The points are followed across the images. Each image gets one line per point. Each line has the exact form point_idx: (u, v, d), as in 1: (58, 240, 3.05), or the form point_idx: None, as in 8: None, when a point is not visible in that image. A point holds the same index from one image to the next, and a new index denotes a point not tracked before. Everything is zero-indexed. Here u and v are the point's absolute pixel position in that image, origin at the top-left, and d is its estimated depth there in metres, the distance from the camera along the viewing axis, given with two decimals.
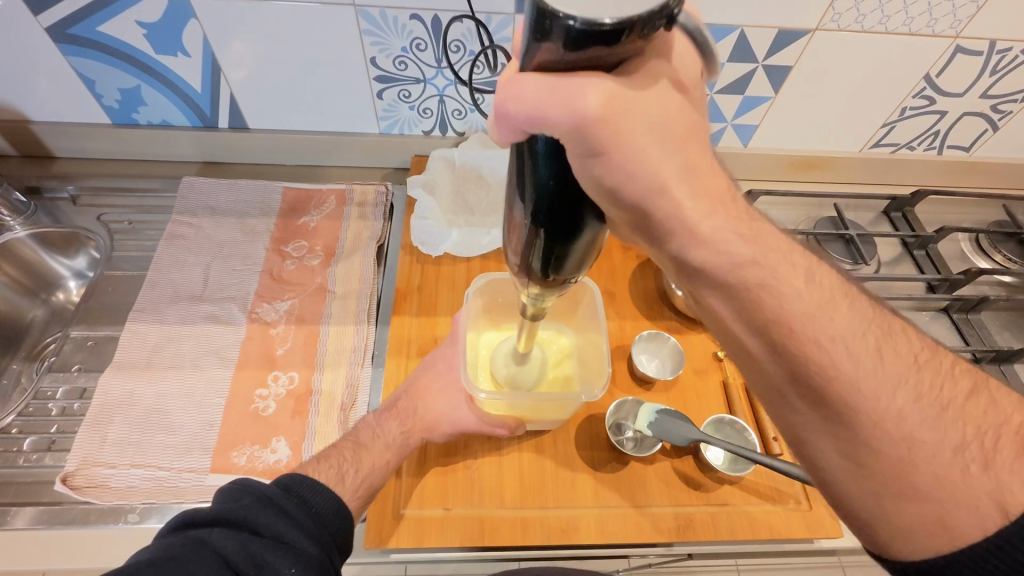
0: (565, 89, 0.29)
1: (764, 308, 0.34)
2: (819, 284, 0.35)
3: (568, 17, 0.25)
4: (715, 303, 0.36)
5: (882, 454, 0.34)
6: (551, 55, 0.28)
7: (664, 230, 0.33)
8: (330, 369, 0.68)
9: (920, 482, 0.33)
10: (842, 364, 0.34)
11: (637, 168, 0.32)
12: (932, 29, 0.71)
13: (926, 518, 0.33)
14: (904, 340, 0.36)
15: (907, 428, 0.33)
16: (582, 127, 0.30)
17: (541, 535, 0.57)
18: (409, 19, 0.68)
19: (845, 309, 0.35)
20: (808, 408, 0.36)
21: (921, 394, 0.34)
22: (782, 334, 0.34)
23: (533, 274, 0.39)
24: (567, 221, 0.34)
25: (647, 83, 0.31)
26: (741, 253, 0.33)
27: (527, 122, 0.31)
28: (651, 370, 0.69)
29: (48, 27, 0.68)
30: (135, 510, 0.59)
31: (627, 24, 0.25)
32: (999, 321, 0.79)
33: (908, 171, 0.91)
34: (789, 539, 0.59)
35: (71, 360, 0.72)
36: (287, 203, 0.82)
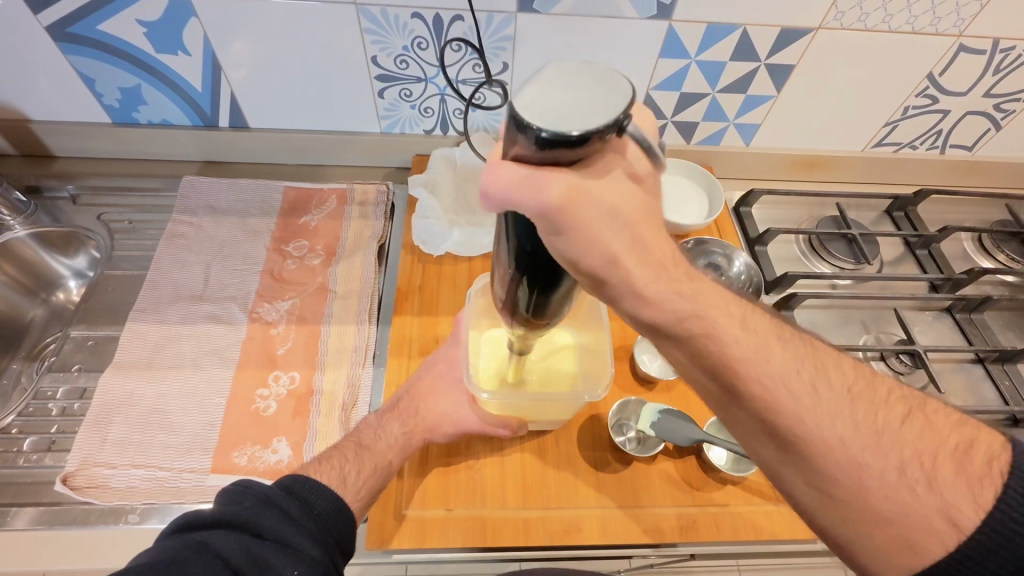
0: (534, 180, 0.30)
1: (708, 353, 0.37)
2: (753, 328, 0.38)
3: (540, 129, 0.27)
4: (672, 351, 0.38)
5: (836, 484, 0.35)
6: (524, 150, 0.29)
7: (613, 293, 0.36)
8: (331, 368, 0.67)
9: (877, 507, 0.34)
10: (782, 400, 0.36)
11: (592, 247, 0.34)
12: (936, 27, 0.70)
13: (887, 540, 0.34)
14: (837, 371, 0.38)
15: (852, 456, 0.35)
16: (548, 214, 0.31)
17: (543, 535, 0.57)
18: (411, 17, 0.68)
19: (778, 348, 0.37)
20: (763, 441, 0.38)
21: (859, 421, 0.36)
22: (725, 376, 0.37)
23: (515, 312, 0.41)
24: (545, 280, 0.36)
25: (606, 174, 0.32)
26: (680, 309, 0.36)
27: (500, 204, 0.32)
28: (654, 369, 0.67)
29: (48, 26, 0.67)
30: (135, 511, 0.58)
31: (590, 135, 0.27)
32: (1002, 320, 0.79)
33: (911, 170, 0.91)
34: (793, 540, 0.59)
35: (71, 360, 0.71)
36: (288, 202, 0.82)
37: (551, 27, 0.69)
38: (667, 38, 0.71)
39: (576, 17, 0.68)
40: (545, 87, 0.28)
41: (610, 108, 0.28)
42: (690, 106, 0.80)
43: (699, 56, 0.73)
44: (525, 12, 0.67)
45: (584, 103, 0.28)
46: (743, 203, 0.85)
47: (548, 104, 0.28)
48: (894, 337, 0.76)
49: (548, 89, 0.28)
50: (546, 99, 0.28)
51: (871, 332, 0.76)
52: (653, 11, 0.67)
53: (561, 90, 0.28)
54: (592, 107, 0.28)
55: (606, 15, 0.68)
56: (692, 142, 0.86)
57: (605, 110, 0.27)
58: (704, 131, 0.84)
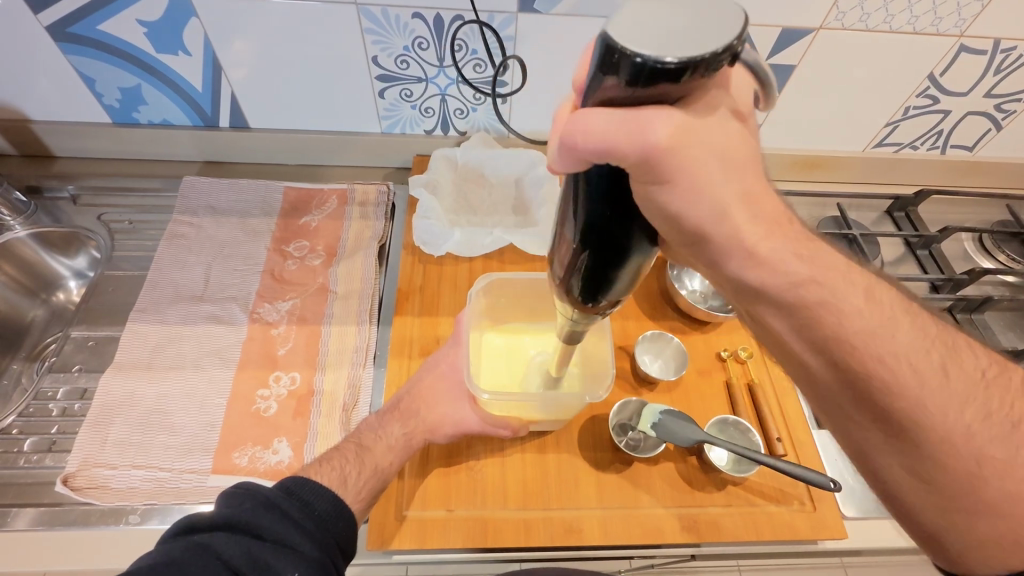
0: (633, 120, 0.29)
1: (826, 325, 0.37)
2: (880, 302, 0.38)
3: (636, 53, 0.26)
4: (774, 320, 0.38)
5: (950, 474, 0.37)
6: (617, 90, 0.28)
7: (719, 253, 0.36)
8: (331, 369, 0.67)
9: (990, 495, 0.36)
10: (913, 385, 0.36)
11: (703, 199, 0.33)
12: (937, 27, 0.70)
13: (995, 528, 0.36)
14: (964, 356, 0.39)
15: (979, 446, 0.36)
16: (649, 156, 0.30)
17: (544, 536, 0.57)
18: (411, 18, 0.68)
19: (906, 328, 0.38)
20: (875, 427, 0.38)
21: (989, 411, 0.37)
22: (849, 356, 0.37)
23: (573, 292, 0.38)
24: (621, 245, 0.34)
25: (710, 113, 0.32)
26: (796, 272, 0.36)
27: (592, 155, 0.30)
28: (655, 370, 0.68)
29: (48, 26, 0.67)
30: (136, 511, 0.58)
31: (690, 61, 0.26)
32: (1003, 321, 0.79)
33: (912, 170, 0.91)
34: (795, 540, 0.59)
35: (71, 361, 0.71)
36: (288, 202, 0.82)
37: (551, 27, 0.69)
38: None
39: (577, 17, 0.68)
40: (646, 15, 0.27)
41: (714, 36, 0.26)
42: None
43: None
44: (526, 12, 0.67)
45: (689, 30, 0.26)
46: None
47: (647, 29, 0.26)
48: None
49: (646, 18, 0.27)
50: (642, 26, 0.27)
51: None
52: None
53: (663, 18, 0.27)
54: (695, 33, 0.26)
55: (606, 15, 0.68)
56: None
57: (709, 36, 0.26)
58: None
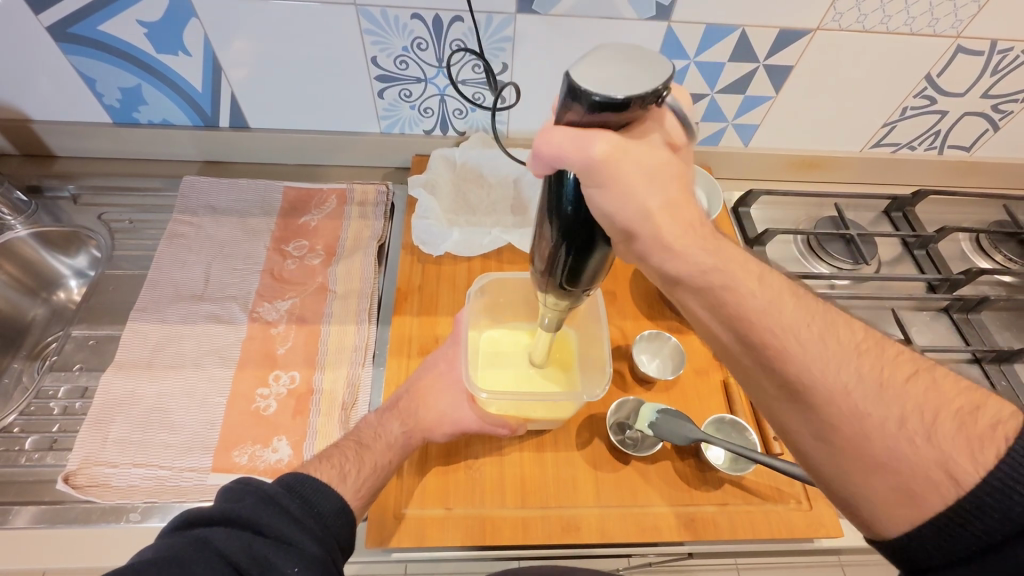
0: (583, 138, 0.34)
1: (726, 305, 0.38)
2: (769, 284, 0.39)
3: (591, 93, 0.31)
4: (694, 305, 0.40)
5: (836, 433, 0.35)
6: (574, 114, 0.33)
7: (641, 248, 0.39)
8: (331, 368, 0.68)
9: (877, 455, 0.34)
10: (791, 349, 0.37)
11: (629, 203, 0.36)
12: (934, 28, 0.70)
13: (890, 490, 0.34)
14: (847, 328, 0.38)
15: (855, 406, 0.35)
16: (593, 168, 0.34)
17: (542, 533, 0.57)
18: (410, 18, 0.68)
19: (791, 301, 0.39)
20: (773, 392, 0.38)
21: (865, 374, 0.36)
22: (740, 325, 0.38)
23: (550, 285, 0.43)
24: (582, 242, 0.39)
25: (645, 138, 0.36)
26: (702, 262, 0.39)
27: (551, 162, 0.36)
28: (652, 370, 0.69)
29: (48, 26, 0.68)
30: (136, 509, 0.59)
31: (632, 100, 0.31)
32: (999, 320, 0.79)
33: (910, 171, 0.91)
34: (790, 539, 0.59)
35: (72, 360, 0.72)
36: (288, 202, 0.82)
37: (550, 28, 0.69)
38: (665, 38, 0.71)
39: (575, 18, 0.68)
40: (599, 57, 0.32)
41: (653, 79, 0.31)
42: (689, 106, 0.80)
43: (698, 56, 0.73)
44: (524, 13, 0.68)
45: (631, 74, 0.31)
46: (741, 203, 0.85)
47: (599, 72, 0.31)
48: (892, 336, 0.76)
49: (598, 60, 0.32)
50: (595, 69, 0.31)
51: None
52: (652, 12, 0.68)
53: (613, 61, 0.31)
54: (638, 76, 0.31)
55: (605, 17, 0.68)
56: None
57: (649, 79, 0.31)
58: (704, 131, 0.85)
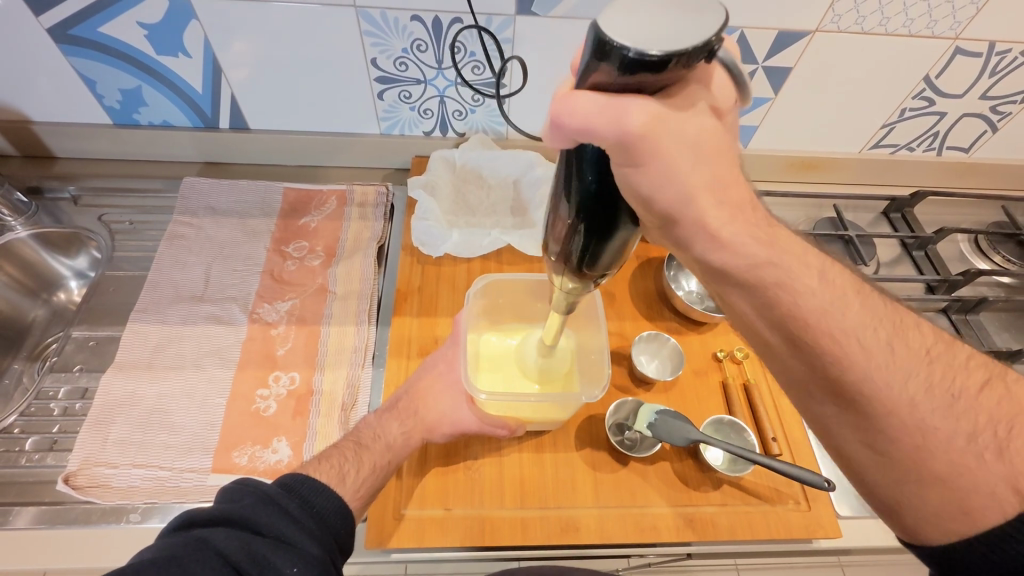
0: (616, 107, 0.33)
1: (781, 304, 0.37)
2: (831, 281, 0.39)
3: (627, 49, 0.29)
4: (740, 302, 0.39)
5: (897, 442, 0.36)
6: (606, 75, 0.32)
7: (684, 234, 0.38)
8: (330, 369, 0.68)
9: (937, 467, 0.35)
10: (857, 357, 0.36)
11: (670, 183, 0.36)
12: (932, 30, 0.71)
13: (946, 502, 0.34)
14: (916, 334, 0.38)
15: (922, 417, 0.35)
16: (627, 141, 0.33)
17: (540, 534, 0.57)
18: (409, 20, 0.68)
19: (857, 306, 0.38)
20: (826, 397, 0.38)
21: (934, 384, 0.36)
22: (797, 329, 0.37)
23: (567, 270, 0.42)
24: (604, 220, 0.37)
25: (686, 106, 0.35)
26: (754, 253, 0.37)
27: (577, 133, 0.34)
28: (651, 371, 0.69)
29: (48, 28, 0.68)
30: (136, 510, 0.59)
31: (674, 56, 0.29)
32: (998, 321, 0.80)
33: (908, 172, 0.91)
34: (788, 539, 0.60)
35: (72, 360, 0.72)
36: (287, 203, 0.82)
37: (549, 29, 0.70)
38: None
39: (573, 20, 0.69)
40: (634, 11, 0.31)
41: (694, 33, 0.30)
42: None
43: None
44: (524, 15, 0.68)
45: (673, 29, 0.30)
46: None
47: (635, 26, 0.30)
48: None
49: (634, 13, 0.30)
50: (632, 23, 0.30)
51: None
52: None
53: (653, 16, 0.30)
54: (678, 30, 0.30)
55: None
56: None
57: (692, 34, 0.30)
58: None
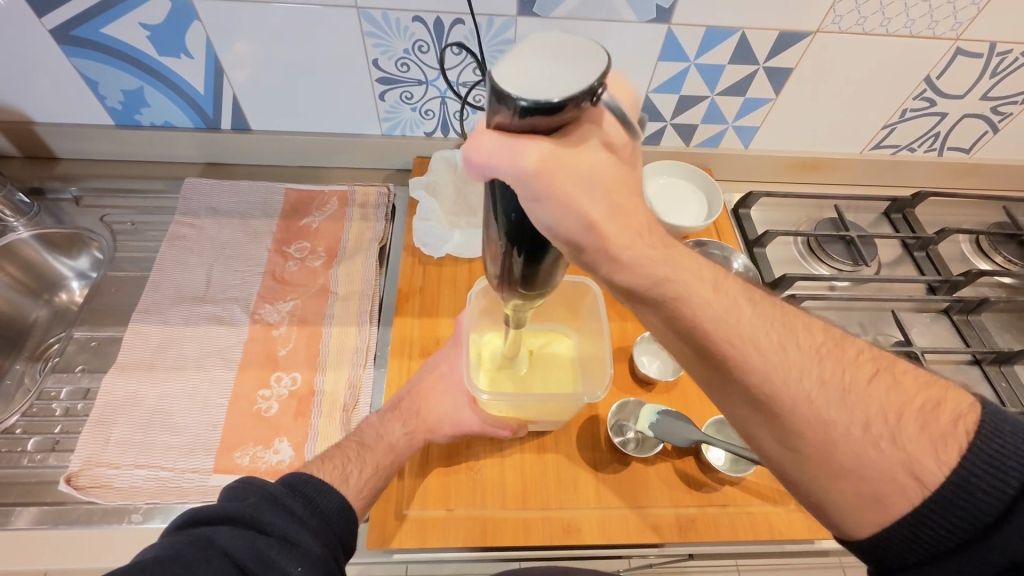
0: (512, 147, 0.32)
1: (682, 315, 0.38)
2: (724, 290, 0.39)
3: (518, 99, 0.30)
4: (651, 318, 0.40)
5: (803, 441, 0.36)
6: (504, 118, 0.32)
7: (591, 259, 0.37)
8: (332, 369, 0.68)
9: (843, 461, 0.35)
10: (752, 358, 0.36)
11: (568, 215, 0.35)
12: (933, 30, 0.71)
13: (854, 495, 0.34)
14: (806, 332, 0.38)
15: (820, 413, 0.35)
16: (526, 180, 0.33)
17: (543, 535, 0.57)
18: (412, 21, 0.68)
19: (749, 309, 0.38)
20: (739, 400, 0.38)
21: (827, 379, 0.36)
22: (700, 338, 0.38)
23: (509, 291, 0.43)
24: (531, 248, 0.38)
25: (582, 144, 0.34)
26: (654, 274, 0.37)
27: (482, 171, 0.34)
28: (653, 371, 0.68)
29: (51, 28, 0.68)
30: (138, 510, 0.59)
31: (565, 103, 0.29)
32: (999, 322, 0.80)
33: (910, 172, 0.91)
34: (791, 540, 0.59)
35: (74, 361, 0.72)
36: (290, 203, 0.82)
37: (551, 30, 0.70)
38: (665, 41, 0.71)
39: (575, 21, 0.69)
40: (525, 60, 0.31)
41: (583, 77, 0.30)
42: (689, 108, 0.80)
43: (697, 59, 0.74)
44: (525, 16, 0.68)
45: (562, 74, 0.30)
46: (742, 205, 0.85)
47: (526, 77, 0.30)
48: (892, 338, 0.76)
49: (526, 63, 0.31)
50: (523, 73, 0.30)
51: (869, 333, 0.76)
52: (652, 14, 0.68)
53: (542, 63, 0.30)
54: (568, 75, 0.30)
55: (605, 19, 0.68)
56: (691, 144, 0.86)
57: (582, 76, 0.30)
58: (704, 133, 0.85)
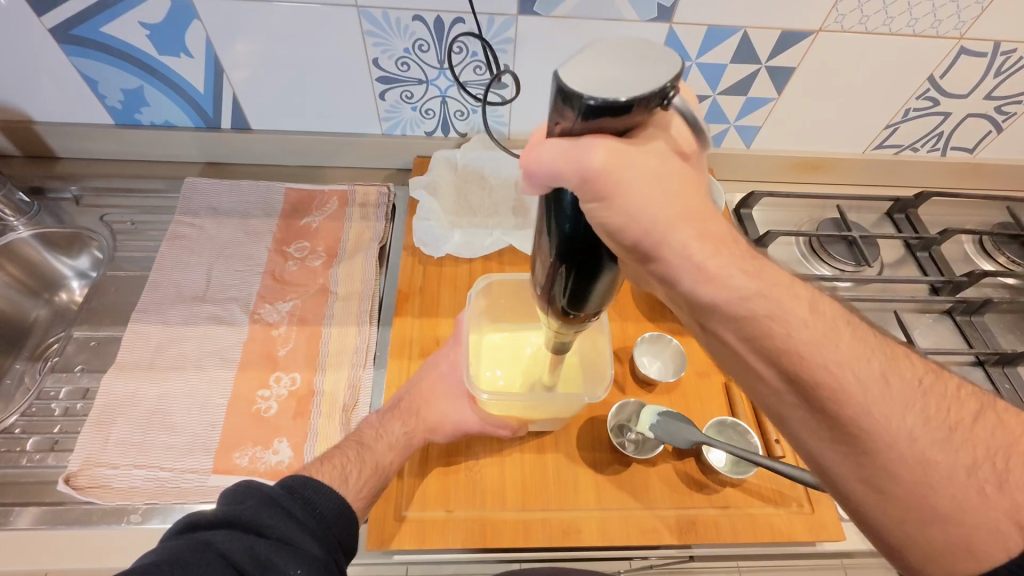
0: (579, 147, 0.33)
1: (773, 336, 0.36)
2: (821, 312, 0.37)
3: (588, 98, 0.30)
4: (725, 333, 0.37)
5: (898, 480, 0.35)
6: (573, 122, 0.32)
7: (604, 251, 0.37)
8: (332, 369, 0.68)
9: (940, 505, 0.34)
10: (852, 390, 0.35)
11: (637, 213, 0.35)
12: (936, 29, 0.70)
13: (949, 542, 0.34)
14: (907, 364, 0.37)
15: (921, 452, 0.34)
16: (589, 178, 0.33)
17: (543, 537, 0.57)
18: (412, 20, 0.68)
19: (848, 337, 0.37)
20: (822, 434, 0.37)
21: (930, 416, 0.35)
22: (791, 364, 0.36)
23: (549, 304, 0.43)
24: (586, 266, 0.38)
25: (648, 145, 0.35)
26: (743, 287, 0.35)
27: (549, 177, 0.35)
28: (654, 372, 0.69)
29: (51, 28, 0.68)
30: (137, 511, 0.59)
31: (635, 102, 0.30)
32: (1003, 323, 0.79)
33: (913, 172, 0.91)
34: (792, 541, 0.59)
35: (73, 361, 0.72)
36: (289, 203, 0.82)
37: (552, 30, 0.69)
38: (668, 40, 0.71)
39: (578, 20, 0.68)
40: (600, 59, 0.31)
41: (656, 78, 0.30)
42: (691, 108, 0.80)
43: (699, 58, 0.73)
44: (526, 15, 0.68)
45: (632, 74, 0.30)
46: (744, 204, 0.85)
47: (596, 73, 0.30)
48: (894, 339, 0.76)
49: (602, 60, 0.31)
50: (594, 71, 0.30)
51: None
52: (653, 14, 0.68)
53: (614, 63, 0.30)
54: (643, 73, 0.30)
55: (606, 18, 0.68)
56: None
57: (653, 76, 0.30)
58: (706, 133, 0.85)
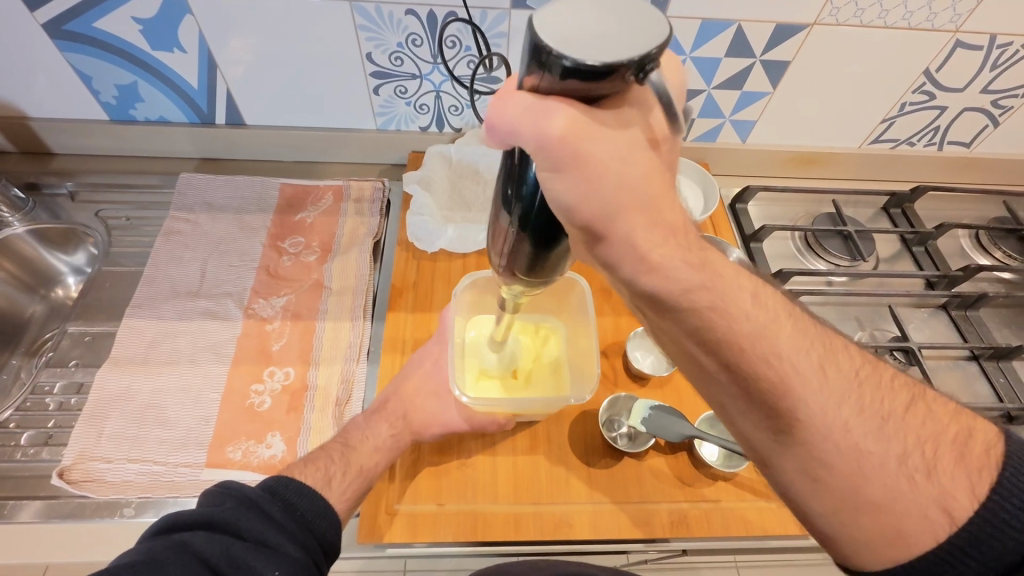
0: (540, 109, 0.33)
1: (715, 328, 0.37)
2: (764, 303, 0.38)
3: (563, 56, 0.30)
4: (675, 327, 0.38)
5: (833, 470, 0.36)
6: (543, 79, 0.32)
7: (603, 247, 0.37)
8: (325, 365, 0.68)
9: (873, 495, 0.35)
10: (791, 380, 0.36)
11: (587, 193, 0.35)
12: (931, 22, 0.70)
13: (878, 530, 0.35)
14: (845, 356, 0.39)
15: (854, 442, 0.36)
16: (545, 145, 0.33)
17: (535, 529, 0.57)
18: (405, 14, 0.68)
19: (789, 328, 0.38)
20: (757, 424, 0.38)
21: (865, 406, 0.36)
22: (734, 352, 0.37)
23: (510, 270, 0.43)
24: (542, 235, 0.39)
25: (617, 122, 0.34)
26: (685, 279, 0.36)
27: (506, 136, 0.35)
28: (646, 366, 0.67)
29: (44, 23, 0.68)
30: (131, 504, 0.59)
31: (610, 68, 0.30)
32: (998, 317, 0.79)
33: (909, 166, 0.91)
34: (784, 536, 0.59)
35: (68, 356, 0.72)
36: (285, 198, 0.82)
37: None
38: None
39: None
40: (583, 18, 0.31)
41: (638, 44, 0.29)
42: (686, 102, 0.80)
43: (692, 52, 0.73)
44: (519, 9, 0.68)
45: (613, 38, 0.30)
46: (739, 199, 0.84)
47: (576, 33, 0.30)
48: (888, 334, 0.75)
49: (586, 19, 0.31)
50: (576, 29, 0.30)
51: (866, 329, 0.76)
52: None
53: (596, 24, 0.30)
54: (625, 38, 0.30)
55: None
56: (688, 138, 0.86)
57: (636, 43, 0.30)
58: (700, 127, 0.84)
